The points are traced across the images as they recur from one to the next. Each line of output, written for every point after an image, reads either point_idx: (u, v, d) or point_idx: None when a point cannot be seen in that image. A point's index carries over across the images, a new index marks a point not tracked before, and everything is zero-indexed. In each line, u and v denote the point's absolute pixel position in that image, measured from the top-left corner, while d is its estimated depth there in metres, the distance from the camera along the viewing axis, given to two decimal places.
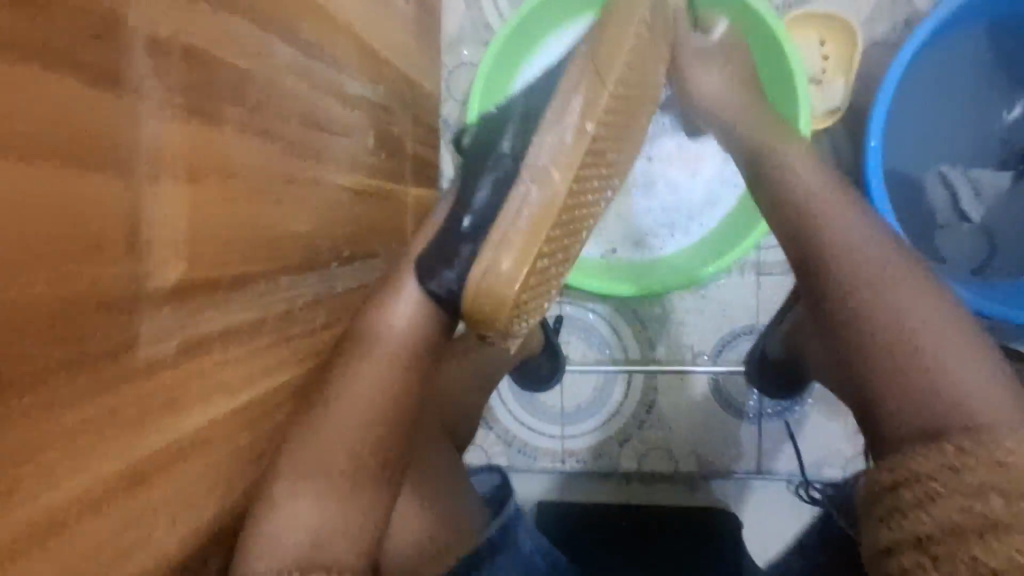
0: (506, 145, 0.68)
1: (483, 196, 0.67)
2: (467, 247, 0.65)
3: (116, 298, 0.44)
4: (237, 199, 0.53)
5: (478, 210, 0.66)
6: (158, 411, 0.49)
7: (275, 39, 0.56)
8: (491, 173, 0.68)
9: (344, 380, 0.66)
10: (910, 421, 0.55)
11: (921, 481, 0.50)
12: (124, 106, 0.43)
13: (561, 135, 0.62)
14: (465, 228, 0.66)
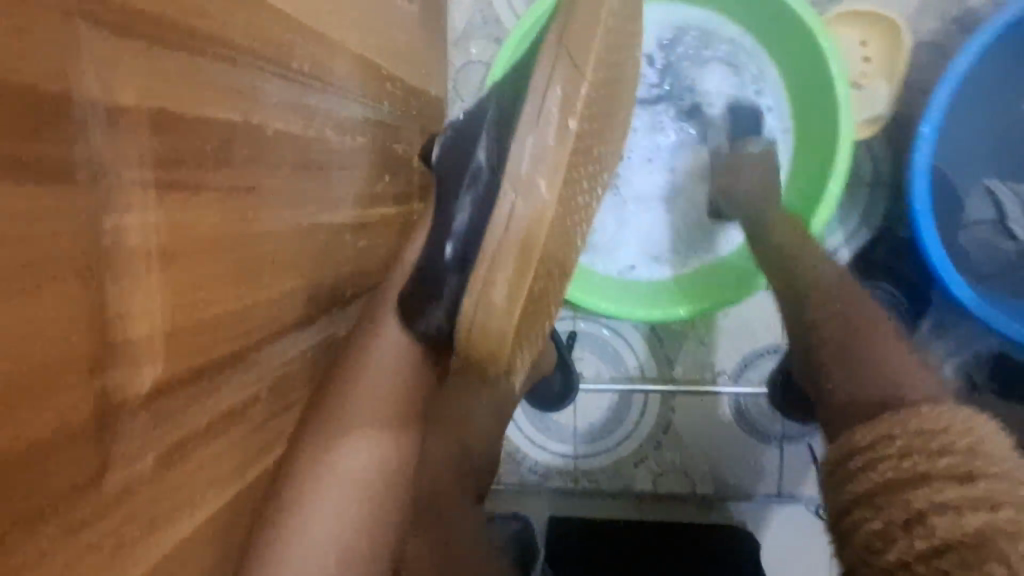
0: (482, 155, 0.50)
1: (463, 218, 0.50)
2: (453, 283, 0.49)
3: (85, 419, 0.33)
4: (227, 263, 0.44)
5: (462, 235, 0.49)
6: (144, 536, 0.38)
7: (263, 74, 0.47)
8: (470, 189, 0.50)
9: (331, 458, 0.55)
10: (903, 457, 0.51)
11: (880, 459, 0.51)
12: (98, 172, 0.33)
13: (543, 134, 0.43)
14: (449, 258, 0.50)
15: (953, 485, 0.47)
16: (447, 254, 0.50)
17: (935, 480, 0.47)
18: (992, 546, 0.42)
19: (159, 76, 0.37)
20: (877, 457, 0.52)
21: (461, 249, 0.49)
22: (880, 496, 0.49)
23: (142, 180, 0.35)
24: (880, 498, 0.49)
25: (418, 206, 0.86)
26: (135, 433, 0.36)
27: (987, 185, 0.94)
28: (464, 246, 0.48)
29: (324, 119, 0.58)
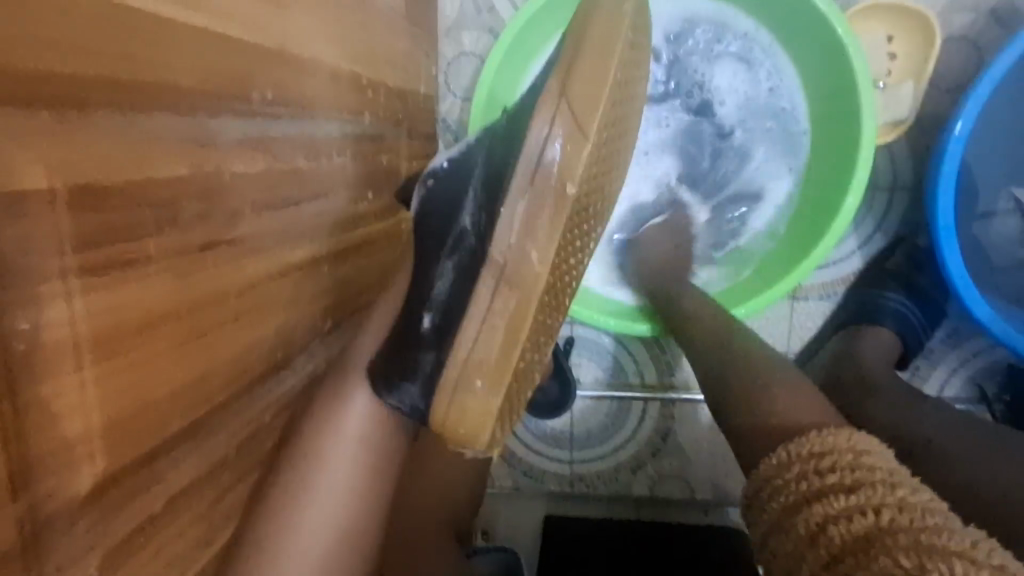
0: (466, 219, 0.45)
1: (444, 287, 0.45)
2: (429, 355, 0.44)
3: (10, 538, 0.30)
4: (181, 331, 0.40)
5: (442, 307, 0.44)
6: None
7: (221, 116, 0.43)
8: (451, 254, 0.45)
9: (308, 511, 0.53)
10: (787, 482, 0.51)
11: (784, 483, 0.51)
12: (11, 271, 0.29)
13: (537, 197, 0.39)
14: (425, 332, 0.45)
15: (842, 494, 0.47)
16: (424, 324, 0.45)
17: (827, 492, 0.48)
18: (878, 545, 0.43)
19: (83, 145, 0.32)
20: (780, 483, 0.51)
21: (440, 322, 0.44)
22: (785, 517, 0.49)
23: (62, 270, 0.31)
24: (785, 521, 0.49)
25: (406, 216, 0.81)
26: (70, 541, 0.33)
27: (1014, 194, 0.88)
28: (444, 316, 0.44)
29: (295, 149, 0.54)
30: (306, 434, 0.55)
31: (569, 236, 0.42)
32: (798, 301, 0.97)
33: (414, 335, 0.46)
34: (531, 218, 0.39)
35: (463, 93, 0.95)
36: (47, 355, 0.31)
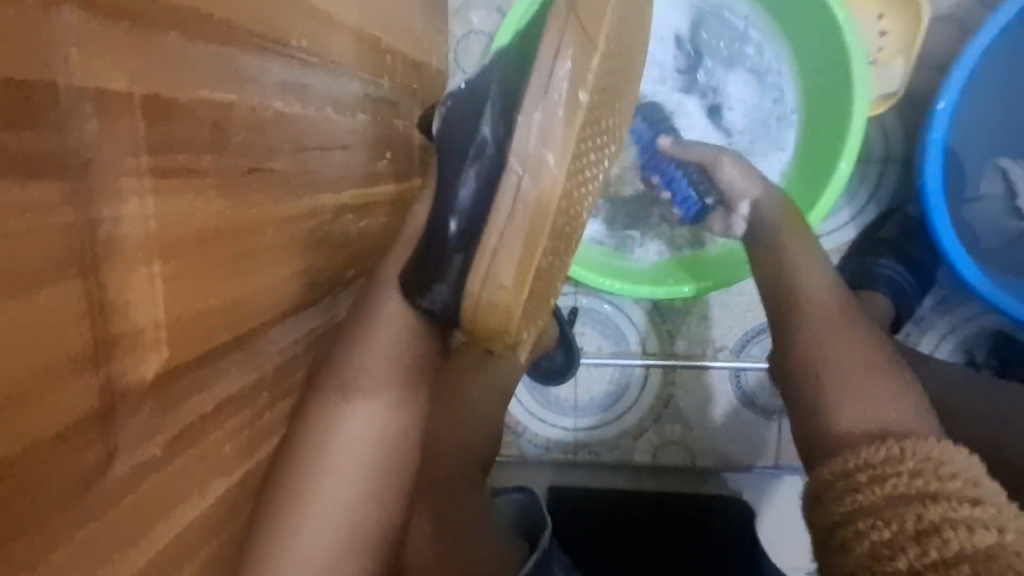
0: (487, 127, 0.45)
1: (466, 191, 0.46)
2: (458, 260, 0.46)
3: (89, 410, 0.33)
4: (231, 249, 0.43)
5: (466, 215, 0.45)
6: (149, 517, 0.38)
7: (263, 58, 0.46)
8: (473, 160, 0.46)
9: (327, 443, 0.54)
10: (888, 473, 0.48)
11: (889, 471, 0.48)
12: (92, 165, 0.32)
13: (552, 112, 0.42)
14: (452, 235, 0.46)
15: (964, 502, 0.44)
16: (451, 230, 0.47)
17: (948, 503, 0.44)
18: (1001, 562, 0.40)
19: (153, 62, 0.35)
20: (884, 471, 0.48)
21: (468, 226, 0.45)
22: (885, 508, 0.46)
23: (136, 169, 0.35)
24: (887, 513, 0.45)
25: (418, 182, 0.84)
26: (136, 423, 0.36)
27: (999, 164, 0.90)
28: (469, 225, 0.45)
29: (325, 99, 0.57)
30: (341, 358, 0.55)
31: (580, 159, 0.46)
32: None
33: (442, 239, 0.48)
34: (548, 137, 0.42)
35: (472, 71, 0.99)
36: (123, 246, 0.34)
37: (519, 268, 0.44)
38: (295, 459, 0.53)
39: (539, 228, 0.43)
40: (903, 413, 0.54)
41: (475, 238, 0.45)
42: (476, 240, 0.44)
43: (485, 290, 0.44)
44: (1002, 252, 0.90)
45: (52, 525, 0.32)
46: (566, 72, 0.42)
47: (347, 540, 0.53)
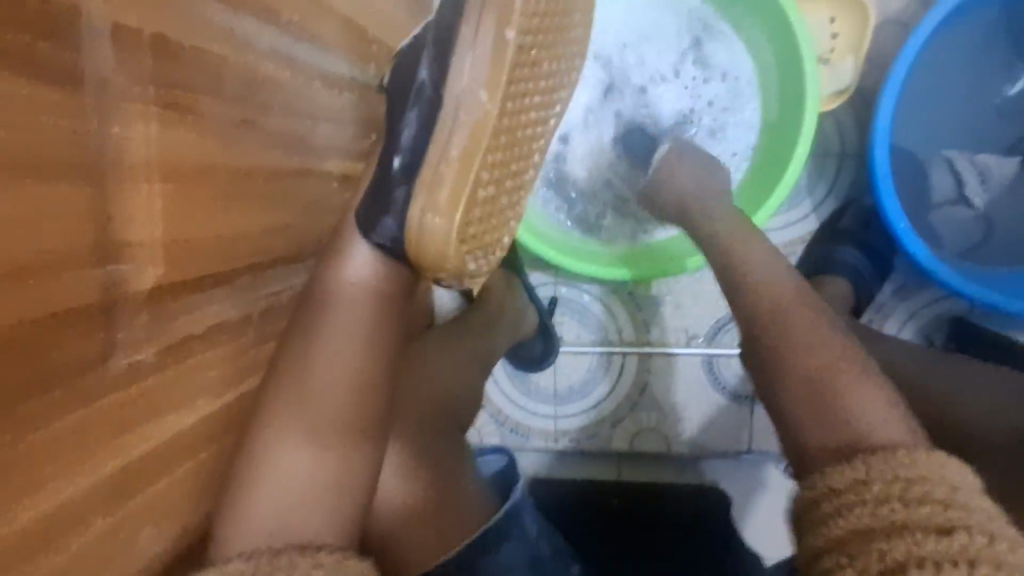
0: (424, 72, 0.52)
1: (409, 134, 0.52)
2: (402, 193, 0.52)
3: (94, 303, 0.37)
4: (222, 187, 0.47)
5: (408, 150, 0.52)
6: (144, 416, 0.41)
7: (259, 25, 0.51)
8: (414, 105, 0.52)
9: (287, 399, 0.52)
10: (858, 489, 0.40)
11: (854, 501, 0.39)
12: (99, 88, 0.36)
13: (480, 53, 0.48)
14: (396, 170, 0.52)
15: (934, 535, 0.36)
16: (395, 167, 0.53)
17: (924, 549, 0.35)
18: None
19: (158, 6, 0.40)
20: (850, 498, 0.40)
21: (411, 159, 0.51)
22: (856, 539, 0.38)
23: (141, 97, 0.39)
24: (852, 544, 0.38)
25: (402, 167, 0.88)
26: (135, 325, 0.40)
27: (946, 155, 0.94)
28: (412, 156, 0.51)
29: (313, 73, 0.61)
30: (319, 305, 0.55)
31: (514, 96, 0.49)
32: None
33: (386, 177, 0.53)
34: (491, 75, 0.48)
35: None
36: (129, 163, 0.39)
37: (451, 190, 0.48)
38: (274, 403, 0.52)
39: (473, 152, 0.48)
40: (876, 421, 0.45)
41: (418, 167, 0.50)
42: (416, 170, 0.50)
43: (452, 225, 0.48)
44: (951, 239, 0.94)
45: (60, 394, 0.35)
46: (496, 18, 0.47)
47: (322, 480, 0.51)
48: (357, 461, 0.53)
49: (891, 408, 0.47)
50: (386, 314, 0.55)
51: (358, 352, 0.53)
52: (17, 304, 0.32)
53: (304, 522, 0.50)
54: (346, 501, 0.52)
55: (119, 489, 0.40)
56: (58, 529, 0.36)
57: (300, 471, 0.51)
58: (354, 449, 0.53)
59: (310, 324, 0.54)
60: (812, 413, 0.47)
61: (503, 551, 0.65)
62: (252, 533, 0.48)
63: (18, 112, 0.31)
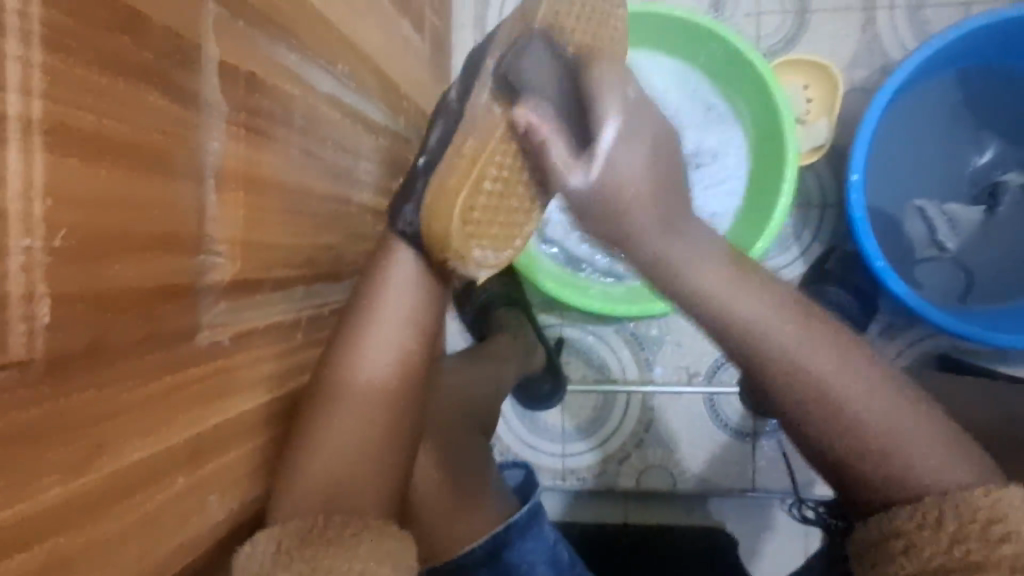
0: (454, 92, 0.58)
1: (433, 139, 0.59)
2: (420, 184, 0.58)
3: (187, 283, 0.42)
4: (280, 204, 0.54)
5: (431, 150, 0.58)
6: (216, 393, 0.45)
7: (313, 74, 0.59)
8: (441, 118, 0.59)
9: (327, 396, 0.57)
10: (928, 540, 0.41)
11: (922, 541, 0.41)
12: (200, 107, 0.43)
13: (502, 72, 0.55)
14: (420, 165, 0.59)
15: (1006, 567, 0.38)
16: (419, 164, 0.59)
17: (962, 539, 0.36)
18: None
19: (245, 49, 0.48)
20: (920, 539, 0.41)
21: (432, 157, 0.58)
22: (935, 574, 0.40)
23: (231, 119, 0.46)
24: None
25: None
26: (214, 310, 0.45)
27: (916, 205, 1.02)
28: (434, 154, 0.58)
29: (355, 116, 0.69)
30: (361, 303, 0.59)
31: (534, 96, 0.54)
32: None
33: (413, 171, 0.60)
34: (504, 82, 0.55)
35: None
36: (222, 172, 0.46)
37: (458, 176, 0.54)
38: (320, 389, 0.57)
39: (479, 154, 0.54)
40: (923, 454, 0.46)
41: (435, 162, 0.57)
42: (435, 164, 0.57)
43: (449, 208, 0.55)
44: (933, 283, 1.01)
45: (160, 354, 0.39)
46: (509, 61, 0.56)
47: (361, 463, 0.55)
48: (394, 449, 0.57)
49: (923, 422, 0.48)
50: (424, 305, 0.60)
51: (402, 337, 0.58)
52: (131, 277, 0.37)
53: (345, 502, 0.53)
54: (385, 488, 0.56)
55: (195, 454, 0.43)
56: (152, 481, 0.39)
57: (344, 458, 0.55)
58: (390, 439, 0.57)
59: (356, 320, 0.59)
60: (858, 449, 0.47)
61: (529, 546, 0.69)
62: (305, 508, 0.52)
63: (143, 116, 0.37)
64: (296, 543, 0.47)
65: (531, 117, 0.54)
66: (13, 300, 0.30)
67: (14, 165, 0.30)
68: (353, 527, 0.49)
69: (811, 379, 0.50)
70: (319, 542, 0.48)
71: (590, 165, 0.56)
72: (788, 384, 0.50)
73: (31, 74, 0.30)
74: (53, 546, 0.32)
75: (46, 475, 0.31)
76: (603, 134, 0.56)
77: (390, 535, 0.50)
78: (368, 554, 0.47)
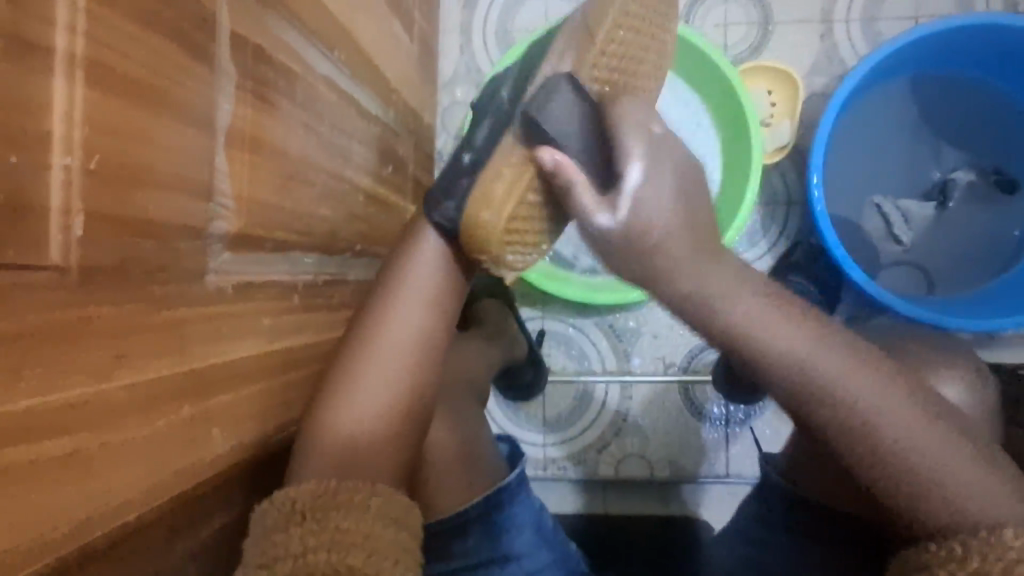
0: (506, 91, 0.63)
1: (481, 136, 0.62)
2: (465, 182, 0.62)
3: (195, 228, 0.46)
4: (283, 171, 0.58)
5: (479, 148, 0.62)
6: (224, 334, 0.50)
7: (313, 58, 0.63)
8: (489, 116, 0.63)
9: (353, 366, 0.62)
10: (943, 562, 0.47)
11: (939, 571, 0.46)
12: (215, 71, 0.47)
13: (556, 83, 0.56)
14: (465, 163, 0.62)
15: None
16: (463, 160, 0.63)
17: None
18: None
19: (255, 25, 0.52)
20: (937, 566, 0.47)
21: (478, 156, 0.61)
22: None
23: (242, 86, 0.50)
24: None
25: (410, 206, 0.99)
26: (220, 259, 0.49)
27: (874, 201, 1.03)
28: (478, 155, 0.61)
29: (350, 101, 0.73)
30: (387, 280, 0.65)
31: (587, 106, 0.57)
32: None
33: (455, 166, 0.63)
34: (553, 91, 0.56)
35: (455, 131, 1.12)
36: (231, 133, 0.49)
37: (504, 184, 0.57)
38: (347, 353, 0.63)
39: (528, 165, 0.57)
40: (946, 470, 0.50)
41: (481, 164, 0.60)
42: (481, 165, 0.60)
43: (481, 208, 0.57)
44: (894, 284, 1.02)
45: (169, 287, 0.43)
46: None
47: (381, 432, 0.60)
48: (409, 413, 0.62)
49: (953, 441, 0.51)
50: (446, 287, 0.66)
51: (426, 313, 0.64)
52: (145, 215, 0.41)
53: (363, 465, 0.57)
54: (399, 453, 0.60)
55: (199, 386, 0.47)
56: (159, 401, 0.43)
57: (366, 422, 0.59)
58: (406, 412, 0.62)
59: (383, 298, 0.64)
60: (900, 473, 0.50)
61: (517, 508, 0.73)
62: (321, 471, 0.56)
63: (165, 70, 0.41)
64: (311, 501, 0.52)
65: (553, 154, 0.54)
66: (51, 212, 0.34)
67: (58, 93, 0.34)
68: (363, 492, 0.53)
69: (856, 402, 0.51)
70: (331, 506, 0.51)
71: (616, 208, 0.52)
72: (836, 408, 0.51)
73: (76, 16, 0.34)
74: (76, 440, 0.36)
75: (75, 375, 0.36)
76: (628, 176, 0.53)
77: (397, 502, 0.54)
78: (377, 515, 0.52)
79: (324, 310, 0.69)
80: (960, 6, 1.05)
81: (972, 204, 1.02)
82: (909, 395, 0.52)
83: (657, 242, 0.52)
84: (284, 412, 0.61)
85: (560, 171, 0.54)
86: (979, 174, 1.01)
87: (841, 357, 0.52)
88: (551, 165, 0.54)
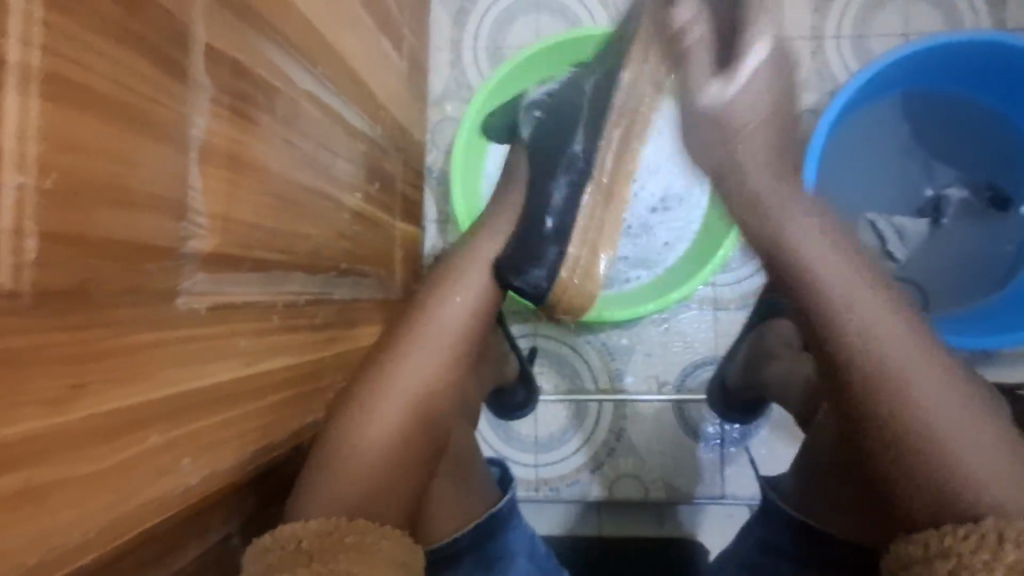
0: (579, 144, 0.62)
1: (559, 196, 0.63)
2: (551, 250, 0.64)
3: (164, 248, 0.44)
4: (262, 189, 0.56)
5: (560, 212, 0.63)
6: (198, 359, 0.48)
7: (295, 73, 0.62)
8: (564, 171, 0.63)
9: (369, 392, 0.63)
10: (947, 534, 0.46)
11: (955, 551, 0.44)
12: (189, 88, 0.46)
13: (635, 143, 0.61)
14: (548, 230, 0.63)
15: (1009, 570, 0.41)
16: (545, 226, 0.64)
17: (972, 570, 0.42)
18: None
19: (233, 39, 0.51)
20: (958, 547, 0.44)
21: (562, 222, 0.63)
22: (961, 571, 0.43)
23: (219, 102, 0.49)
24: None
25: (399, 223, 0.97)
26: (195, 279, 0.47)
27: (867, 218, 1.02)
28: (563, 220, 0.63)
29: (335, 117, 0.72)
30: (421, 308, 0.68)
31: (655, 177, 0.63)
32: (720, 311, 1.13)
33: (538, 232, 0.64)
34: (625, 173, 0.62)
35: (446, 148, 1.11)
36: (207, 148, 0.48)
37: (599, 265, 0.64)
38: (362, 379, 0.64)
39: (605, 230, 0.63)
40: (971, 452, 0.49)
41: (569, 234, 0.62)
42: (568, 233, 0.62)
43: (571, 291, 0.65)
44: None
45: (136, 309, 0.41)
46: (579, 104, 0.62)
47: (385, 460, 0.60)
48: (415, 442, 0.62)
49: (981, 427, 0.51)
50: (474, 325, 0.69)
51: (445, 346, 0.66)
52: (108, 234, 0.39)
53: (374, 492, 0.58)
54: (405, 479, 0.61)
55: (169, 411, 0.44)
56: (124, 429, 0.40)
57: (377, 450, 0.60)
58: (410, 441, 0.62)
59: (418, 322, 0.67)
60: (929, 456, 0.50)
61: (512, 537, 0.71)
62: (328, 495, 0.56)
63: (134, 84, 0.40)
64: (316, 542, 0.50)
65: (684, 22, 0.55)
66: (3, 234, 0.32)
67: (14, 107, 0.32)
68: (374, 534, 0.52)
69: (889, 361, 0.53)
70: (336, 544, 0.50)
71: (729, 81, 0.55)
72: (874, 373, 0.53)
73: (33, 26, 0.33)
74: (29, 475, 0.34)
75: (30, 405, 0.34)
76: (751, 56, 0.54)
77: (404, 544, 0.53)
78: (386, 558, 0.50)
79: (307, 331, 0.67)
80: (949, 24, 1.05)
81: (965, 220, 1.01)
82: (941, 366, 0.54)
83: (750, 133, 0.56)
84: (261, 437, 0.58)
85: (680, 36, 0.55)
86: (972, 192, 1.01)
87: (884, 311, 0.55)
88: (681, 22, 0.55)
